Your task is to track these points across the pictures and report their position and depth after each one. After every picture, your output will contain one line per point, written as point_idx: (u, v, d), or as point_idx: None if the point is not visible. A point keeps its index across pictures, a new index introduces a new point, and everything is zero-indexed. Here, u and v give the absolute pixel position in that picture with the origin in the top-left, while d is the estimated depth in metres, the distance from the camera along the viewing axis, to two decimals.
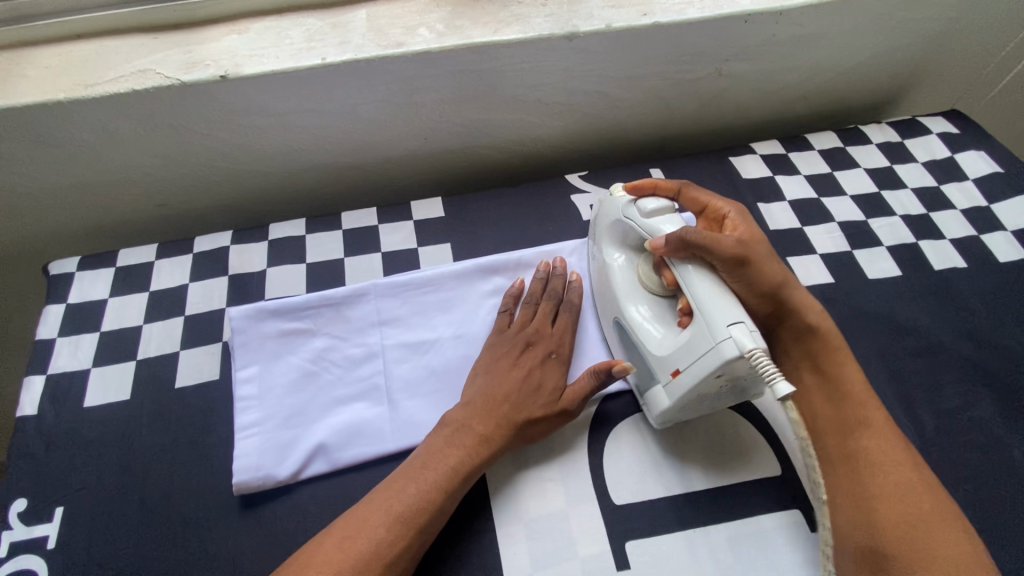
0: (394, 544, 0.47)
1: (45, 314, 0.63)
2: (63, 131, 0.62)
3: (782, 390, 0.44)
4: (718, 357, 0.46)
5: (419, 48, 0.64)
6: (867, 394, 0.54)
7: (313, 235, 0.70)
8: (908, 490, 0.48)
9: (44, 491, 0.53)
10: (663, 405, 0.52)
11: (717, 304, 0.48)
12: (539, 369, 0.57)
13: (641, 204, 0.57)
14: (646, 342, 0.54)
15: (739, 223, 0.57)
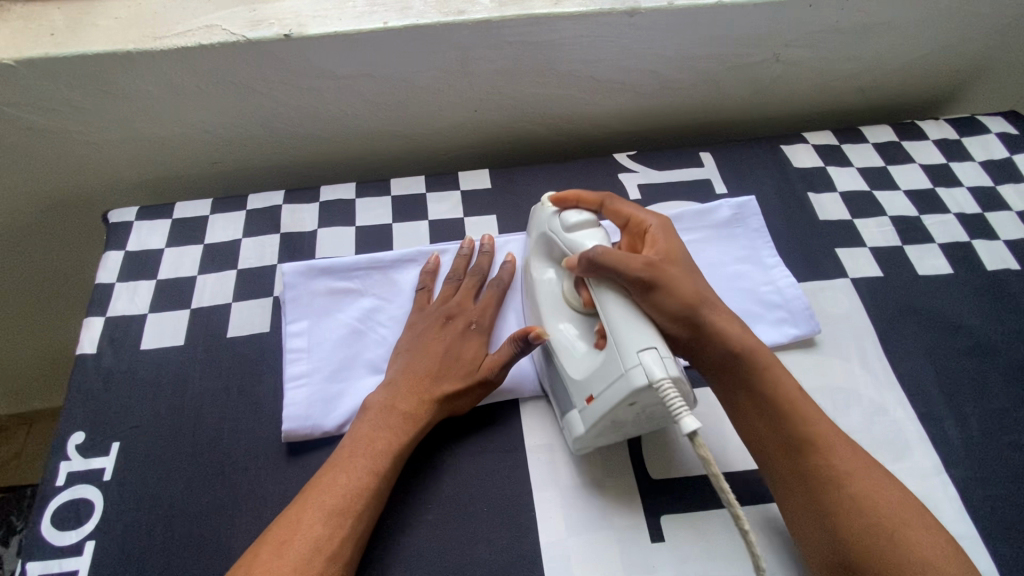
0: (334, 537, 0.46)
1: (105, 259, 0.65)
2: (129, 82, 0.64)
3: (687, 425, 0.42)
4: (628, 384, 0.46)
5: (479, 16, 0.64)
6: (801, 398, 0.51)
7: (362, 198, 0.71)
8: (872, 497, 0.46)
9: (102, 427, 0.55)
10: (579, 432, 0.52)
11: (632, 332, 0.47)
12: (461, 341, 0.57)
13: (563, 221, 0.57)
14: (563, 366, 0.53)
15: (658, 238, 0.55)
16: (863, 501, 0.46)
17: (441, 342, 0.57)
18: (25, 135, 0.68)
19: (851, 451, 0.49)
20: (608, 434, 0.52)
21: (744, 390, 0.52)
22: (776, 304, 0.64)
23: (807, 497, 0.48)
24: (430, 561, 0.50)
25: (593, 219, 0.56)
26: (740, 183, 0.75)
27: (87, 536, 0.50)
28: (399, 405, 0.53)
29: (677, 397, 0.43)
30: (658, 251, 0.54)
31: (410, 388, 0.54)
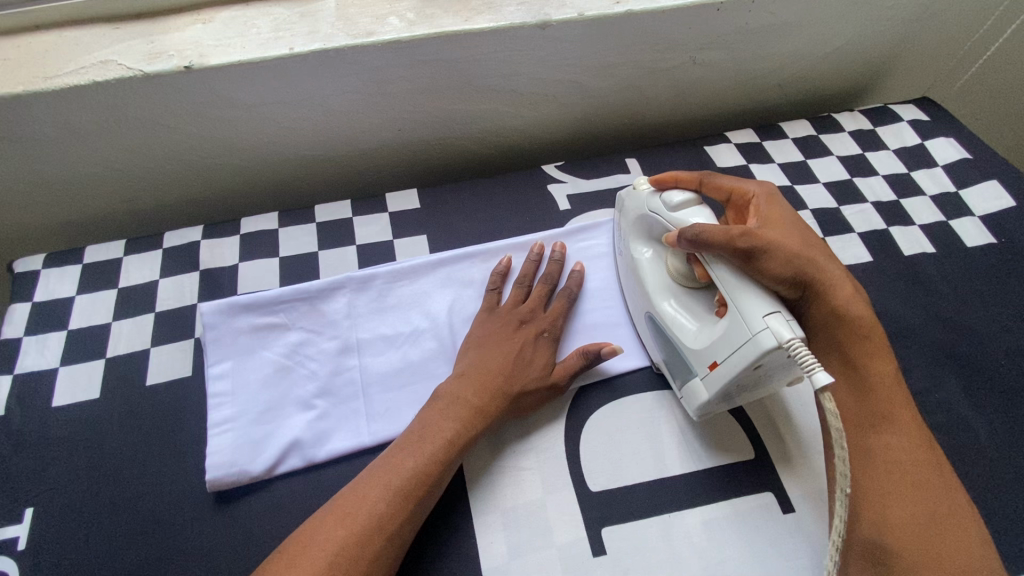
0: (395, 517, 0.47)
1: (11, 313, 0.61)
2: (22, 125, 0.61)
3: (821, 380, 0.43)
4: (755, 348, 0.46)
5: (388, 37, 0.63)
6: (897, 389, 0.50)
7: (287, 227, 0.69)
8: (928, 494, 0.46)
9: (14, 492, 0.52)
10: (702, 398, 0.52)
11: (749, 300, 0.48)
12: (536, 344, 0.59)
13: (665, 199, 0.57)
14: (680, 335, 0.54)
15: (762, 206, 0.55)
16: (927, 491, 0.46)
17: (518, 346, 0.58)
18: None
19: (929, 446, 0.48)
20: (730, 398, 0.53)
21: (844, 354, 0.52)
22: None
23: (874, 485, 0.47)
24: None
25: (692, 197, 0.56)
26: None
27: None
28: (470, 398, 0.54)
29: (811, 355, 0.44)
30: (763, 216, 0.55)
31: (482, 382, 0.55)
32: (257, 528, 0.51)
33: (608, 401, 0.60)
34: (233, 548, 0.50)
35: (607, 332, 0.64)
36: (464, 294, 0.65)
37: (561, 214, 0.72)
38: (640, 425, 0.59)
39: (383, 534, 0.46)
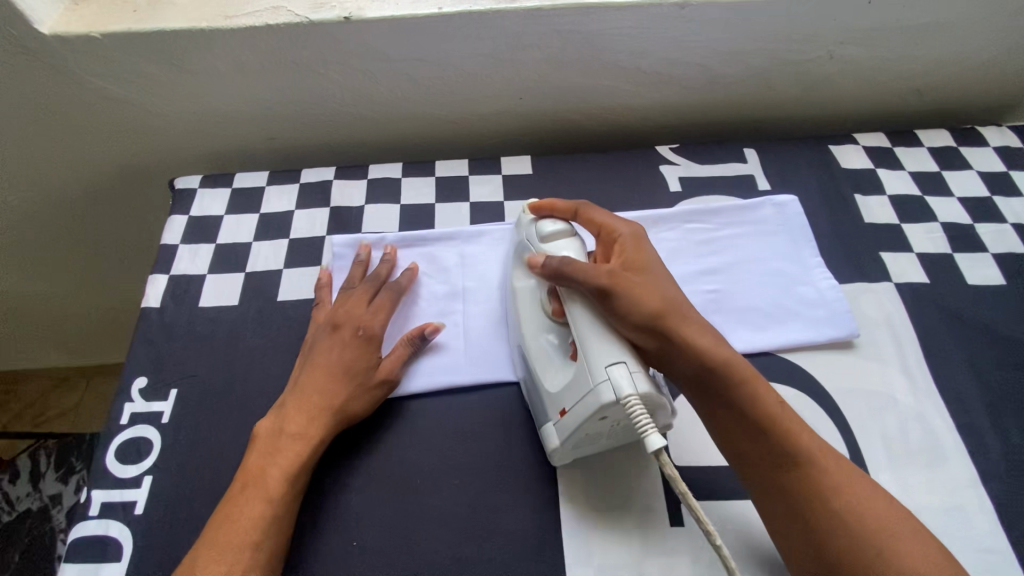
0: (275, 521, 0.49)
1: (170, 222, 0.70)
2: (200, 59, 0.69)
3: (653, 442, 0.44)
4: (596, 400, 0.47)
5: (530, 4, 0.65)
6: (789, 417, 0.49)
7: (409, 178, 0.74)
8: (859, 514, 0.45)
9: (163, 374, 0.60)
10: (554, 445, 0.52)
11: (602, 346, 0.49)
12: (324, 360, 0.56)
13: (539, 228, 0.58)
14: (543, 379, 0.54)
15: (625, 247, 0.56)
16: (859, 516, 0.45)
17: (346, 358, 0.57)
18: (107, 104, 0.74)
19: (843, 467, 0.48)
20: (589, 445, 0.53)
21: (722, 404, 0.50)
22: (816, 302, 0.63)
23: (802, 523, 0.46)
24: (455, 527, 0.53)
25: (566, 228, 0.58)
26: (784, 181, 0.74)
27: (145, 471, 0.55)
28: (290, 426, 0.53)
29: (643, 417, 0.45)
30: (625, 261, 0.55)
31: (303, 408, 0.54)
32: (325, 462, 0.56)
33: None
34: (339, 456, 0.56)
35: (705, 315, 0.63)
36: None
37: (671, 196, 0.73)
38: None
39: (265, 538, 0.48)
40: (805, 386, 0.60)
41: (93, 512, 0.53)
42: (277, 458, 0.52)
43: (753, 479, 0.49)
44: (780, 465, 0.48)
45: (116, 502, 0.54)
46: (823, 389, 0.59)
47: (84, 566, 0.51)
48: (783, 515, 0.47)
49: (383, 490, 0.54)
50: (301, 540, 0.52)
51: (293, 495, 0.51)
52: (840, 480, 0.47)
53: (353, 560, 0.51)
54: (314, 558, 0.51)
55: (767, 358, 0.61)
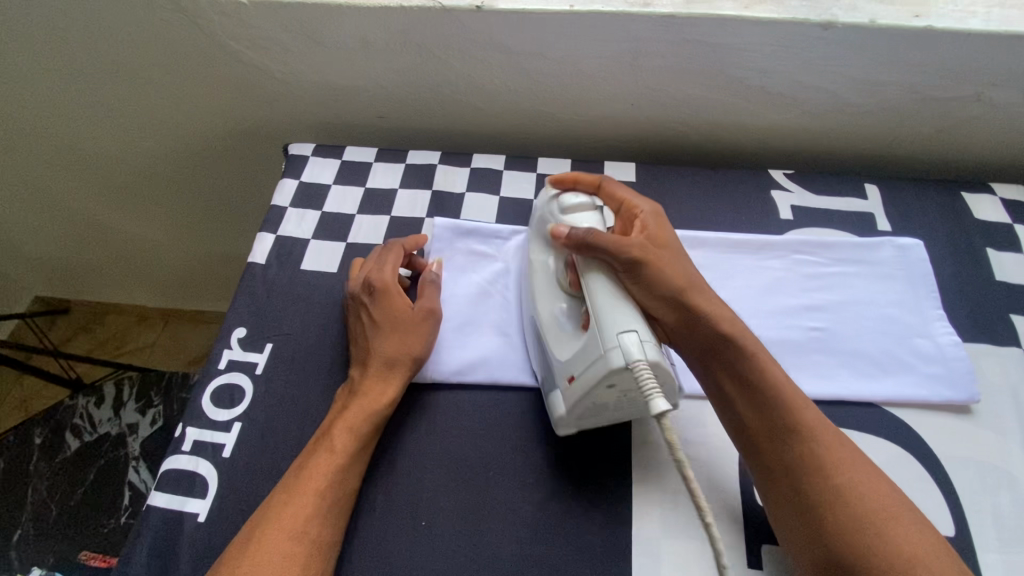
0: (341, 482, 0.50)
1: (282, 185, 0.73)
2: (331, 33, 0.71)
3: (658, 406, 0.43)
4: (606, 365, 0.47)
5: (665, 10, 0.64)
6: (797, 396, 0.50)
7: (510, 171, 0.74)
8: (860, 491, 0.45)
9: (261, 327, 0.63)
10: (560, 412, 0.52)
11: (616, 313, 0.48)
12: (365, 333, 0.57)
13: (560, 201, 0.58)
14: (552, 348, 0.53)
15: (649, 223, 0.56)
16: (866, 495, 0.45)
17: (378, 317, 0.57)
18: (239, 66, 0.79)
19: (841, 441, 0.48)
20: (594, 417, 0.53)
21: (733, 377, 0.51)
22: (933, 358, 0.59)
23: (795, 491, 0.47)
24: (524, 525, 0.52)
25: (589, 202, 0.57)
26: (906, 223, 0.69)
27: (236, 417, 0.58)
28: (351, 390, 0.55)
29: (651, 381, 0.44)
30: (649, 236, 0.55)
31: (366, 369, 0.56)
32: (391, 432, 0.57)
33: None
34: (417, 435, 0.57)
35: (805, 353, 0.60)
36: None
37: (780, 223, 0.69)
38: None
39: (332, 497, 0.49)
40: (911, 445, 0.55)
41: (185, 448, 0.56)
42: (344, 415, 0.53)
43: (748, 451, 0.50)
44: (781, 434, 0.48)
45: (206, 442, 0.56)
46: (932, 452, 0.55)
47: (173, 497, 0.54)
48: (772, 480, 0.48)
49: (456, 476, 0.55)
50: (372, 510, 0.53)
51: (358, 449, 0.52)
52: (845, 460, 0.47)
53: (420, 540, 0.51)
54: (384, 530, 0.52)
55: (870, 409, 0.57)
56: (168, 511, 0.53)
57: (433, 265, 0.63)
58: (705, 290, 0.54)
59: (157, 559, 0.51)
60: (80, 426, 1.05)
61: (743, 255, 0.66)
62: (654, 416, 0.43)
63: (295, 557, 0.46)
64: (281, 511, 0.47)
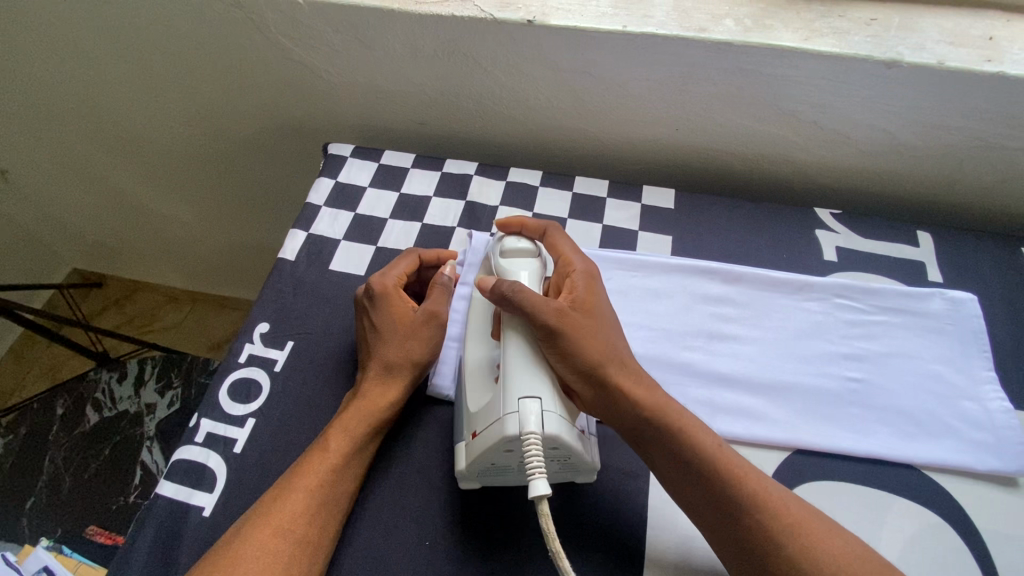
0: (336, 483, 0.49)
1: (318, 183, 0.74)
2: (380, 38, 0.71)
3: (537, 486, 0.43)
4: (500, 430, 0.46)
5: (720, 37, 0.62)
6: (731, 460, 0.47)
7: (546, 187, 0.73)
8: (816, 558, 0.42)
9: (285, 324, 0.63)
10: (459, 469, 0.50)
11: (524, 374, 0.48)
12: (368, 338, 0.57)
13: (502, 243, 0.57)
14: (467, 396, 0.52)
15: (576, 284, 0.54)
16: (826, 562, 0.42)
17: (378, 323, 0.56)
18: (287, 64, 0.80)
19: (787, 502, 0.45)
20: (498, 477, 0.51)
21: (662, 451, 0.48)
22: (981, 424, 0.55)
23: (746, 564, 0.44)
24: (529, 556, 0.49)
25: (531, 248, 0.57)
26: (959, 275, 0.65)
27: (250, 413, 0.57)
28: (350, 396, 0.55)
29: (537, 457, 0.44)
30: (575, 300, 0.53)
31: (365, 374, 0.55)
32: (398, 439, 0.56)
33: (828, 475, 0.53)
34: (429, 449, 0.55)
35: (839, 404, 0.57)
36: (694, 308, 0.63)
37: (822, 264, 0.66)
38: (859, 515, 0.51)
39: (323, 498, 0.48)
40: (951, 516, 0.51)
41: (198, 439, 0.56)
42: (341, 416, 0.53)
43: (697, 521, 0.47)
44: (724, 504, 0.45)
45: (219, 435, 0.56)
46: (974, 525, 0.51)
47: (180, 487, 0.54)
48: (727, 552, 0.45)
49: (463, 496, 0.52)
50: (376, 521, 0.51)
51: (355, 450, 0.51)
52: (793, 522, 0.44)
53: (420, 558, 0.50)
54: (385, 544, 0.50)
55: (908, 471, 0.54)
56: (175, 501, 0.53)
57: (447, 268, 0.61)
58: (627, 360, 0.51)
59: (159, 549, 0.51)
60: (100, 401, 1.06)
61: (781, 294, 0.63)
62: (534, 497, 0.43)
63: (280, 556, 0.45)
64: (273, 506, 0.47)
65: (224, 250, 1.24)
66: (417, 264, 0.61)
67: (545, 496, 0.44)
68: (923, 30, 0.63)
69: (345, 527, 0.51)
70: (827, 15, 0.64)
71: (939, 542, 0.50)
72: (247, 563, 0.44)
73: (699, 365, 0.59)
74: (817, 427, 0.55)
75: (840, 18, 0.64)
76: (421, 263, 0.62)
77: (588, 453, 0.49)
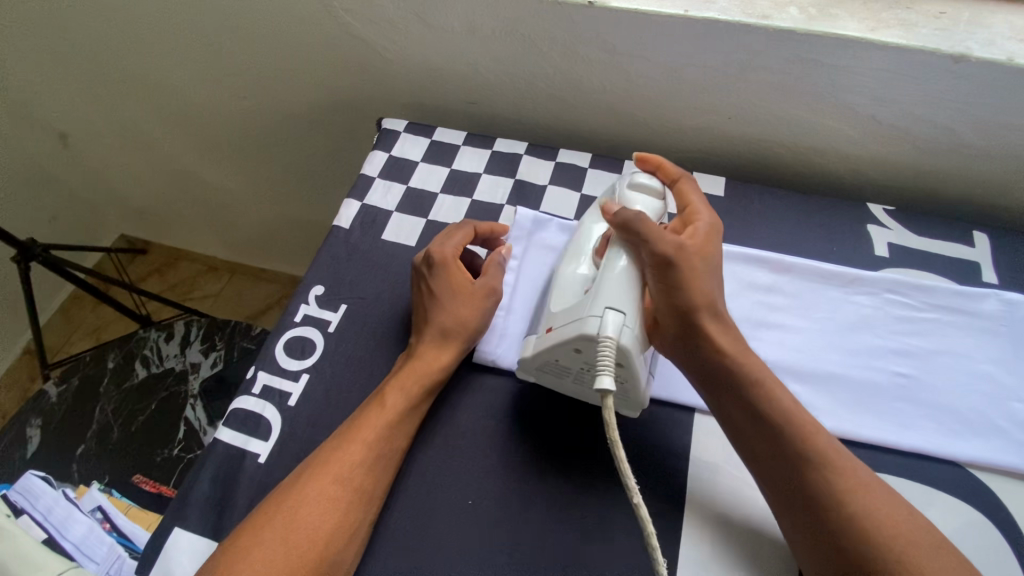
0: (391, 439, 0.52)
1: (373, 156, 0.77)
2: (440, 15, 0.73)
3: (602, 380, 0.46)
4: (581, 326, 0.48)
5: (783, 24, 0.62)
6: (810, 418, 0.47)
7: (595, 169, 0.74)
8: (874, 520, 0.43)
9: (339, 287, 0.66)
10: (523, 355, 0.53)
11: (617, 291, 0.49)
12: (424, 303, 0.58)
13: (634, 175, 0.58)
14: (552, 300, 0.55)
15: (702, 228, 0.54)
16: (887, 522, 0.43)
17: (435, 289, 0.58)
18: (347, 39, 0.82)
19: (855, 466, 0.46)
20: (555, 378, 0.54)
21: (738, 395, 0.49)
22: None
23: (802, 515, 0.45)
24: (571, 520, 0.51)
25: (656, 188, 0.57)
26: (1016, 278, 0.64)
27: (304, 370, 0.60)
28: (404, 359, 0.57)
29: (609, 359, 0.46)
30: (696, 242, 0.52)
31: (421, 338, 0.57)
32: (445, 404, 0.58)
33: (869, 466, 0.54)
34: (475, 412, 0.57)
35: (885, 396, 0.57)
36: (742, 294, 0.63)
37: (871, 258, 0.66)
38: None
39: (377, 452, 0.50)
40: (995, 514, 0.51)
41: (255, 390, 0.59)
42: (399, 376, 0.55)
43: (759, 470, 0.48)
44: (790, 456, 0.46)
45: (274, 388, 0.59)
46: (1017, 524, 0.51)
47: (237, 434, 0.56)
48: (782, 500, 0.46)
49: (507, 459, 0.54)
50: (423, 479, 0.53)
51: (409, 409, 0.53)
52: (859, 486, 0.44)
53: (467, 516, 0.51)
54: (431, 501, 0.52)
55: (953, 468, 0.54)
56: (233, 447, 0.56)
57: (503, 247, 0.63)
58: (726, 311, 0.52)
59: (217, 491, 0.54)
60: (149, 357, 1.11)
61: (830, 287, 0.63)
62: (598, 390, 0.46)
63: (337, 501, 0.48)
64: (331, 454, 0.50)
65: (269, 221, 1.28)
66: (472, 236, 0.62)
67: (606, 393, 0.46)
68: (994, 25, 0.62)
69: (395, 483, 0.53)
70: (894, 7, 0.64)
71: (981, 537, 0.50)
72: (309, 505, 0.47)
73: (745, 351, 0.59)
74: (861, 417, 0.55)
75: (908, 10, 0.63)
76: (476, 235, 0.63)
77: (644, 383, 0.51)
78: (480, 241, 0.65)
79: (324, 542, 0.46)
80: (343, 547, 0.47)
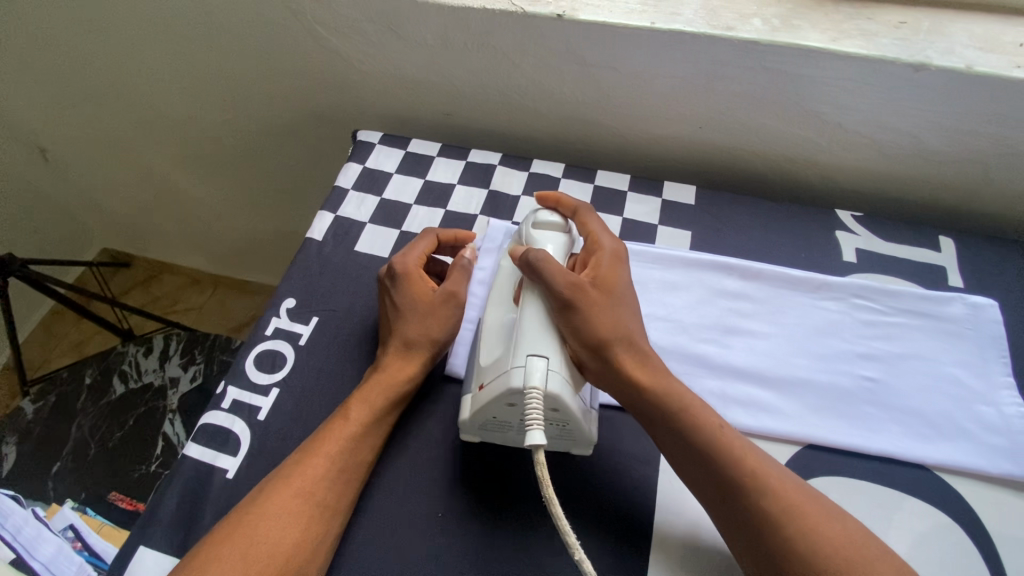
0: (353, 453, 0.51)
1: (347, 168, 0.77)
2: (412, 29, 0.73)
3: (534, 436, 0.45)
4: (506, 382, 0.48)
5: (746, 36, 0.63)
6: (739, 441, 0.48)
7: (567, 179, 0.74)
8: (812, 541, 0.43)
9: (311, 299, 0.65)
10: (462, 418, 0.52)
11: (535, 336, 0.49)
12: (389, 315, 0.58)
13: (536, 215, 0.59)
14: (479, 352, 0.54)
15: (603, 261, 0.56)
16: (824, 543, 0.43)
17: (399, 300, 0.58)
18: (322, 53, 0.82)
19: (791, 486, 0.46)
20: (497, 433, 0.53)
21: (666, 424, 0.49)
22: (997, 428, 0.55)
23: (745, 543, 0.45)
24: (534, 530, 0.51)
25: (560, 223, 0.59)
26: (981, 281, 0.65)
27: (274, 384, 0.60)
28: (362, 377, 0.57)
29: (538, 409, 0.46)
30: (596, 275, 0.55)
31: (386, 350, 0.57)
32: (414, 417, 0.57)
33: (838, 471, 0.54)
34: (443, 424, 0.57)
35: (852, 402, 0.57)
36: (712, 302, 0.63)
37: (841, 263, 0.67)
38: (865, 508, 0.52)
39: (340, 466, 0.50)
40: (962, 518, 0.51)
41: (224, 405, 0.58)
42: (362, 389, 0.55)
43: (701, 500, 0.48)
44: (725, 483, 0.46)
45: (244, 402, 0.58)
46: (983, 527, 0.51)
47: (205, 450, 0.56)
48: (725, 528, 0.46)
49: (471, 471, 0.54)
50: (389, 493, 0.53)
51: (373, 422, 0.53)
52: (795, 506, 0.45)
53: (434, 529, 0.51)
54: (399, 516, 0.52)
55: (920, 472, 0.54)
56: (200, 462, 0.55)
57: (467, 251, 0.62)
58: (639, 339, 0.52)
59: (184, 508, 0.53)
60: (126, 372, 1.10)
61: (798, 292, 0.64)
62: (530, 446, 0.45)
63: (300, 515, 0.47)
64: (294, 469, 0.49)
65: (250, 234, 1.27)
66: (434, 244, 0.63)
67: (539, 447, 0.45)
68: (954, 34, 0.63)
69: (361, 496, 0.53)
70: (856, 17, 0.65)
71: (948, 541, 0.50)
72: (269, 521, 0.46)
73: (714, 358, 0.60)
74: (829, 423, 0.56)
75: (870, 21, 0.65)
76: (439, 243, 0.64)
77: (587, 423, 0.51)
78: (447, 249, 0.66)
79: (286, 557, 0.45)
80: (306, 562, 0.46)
